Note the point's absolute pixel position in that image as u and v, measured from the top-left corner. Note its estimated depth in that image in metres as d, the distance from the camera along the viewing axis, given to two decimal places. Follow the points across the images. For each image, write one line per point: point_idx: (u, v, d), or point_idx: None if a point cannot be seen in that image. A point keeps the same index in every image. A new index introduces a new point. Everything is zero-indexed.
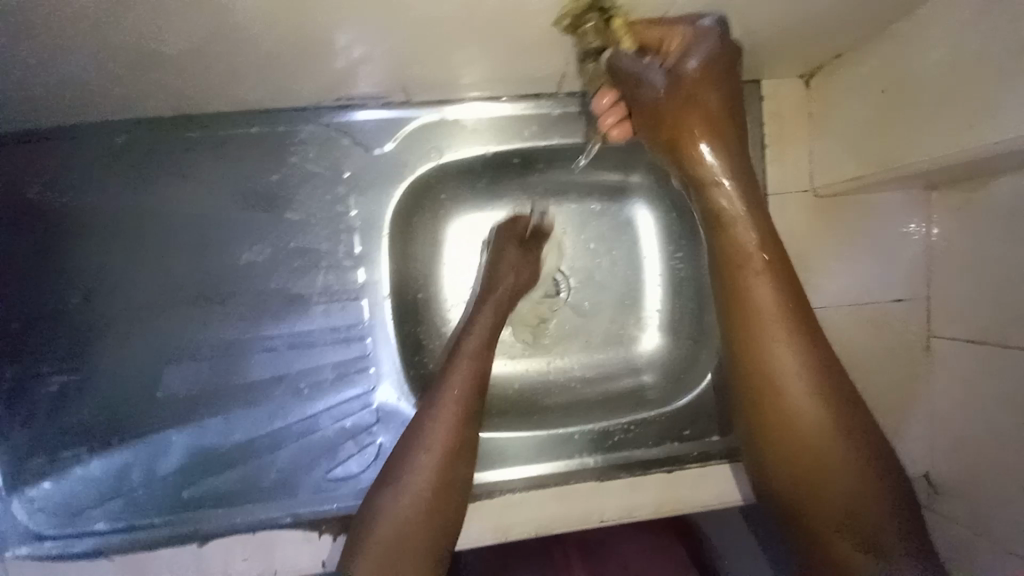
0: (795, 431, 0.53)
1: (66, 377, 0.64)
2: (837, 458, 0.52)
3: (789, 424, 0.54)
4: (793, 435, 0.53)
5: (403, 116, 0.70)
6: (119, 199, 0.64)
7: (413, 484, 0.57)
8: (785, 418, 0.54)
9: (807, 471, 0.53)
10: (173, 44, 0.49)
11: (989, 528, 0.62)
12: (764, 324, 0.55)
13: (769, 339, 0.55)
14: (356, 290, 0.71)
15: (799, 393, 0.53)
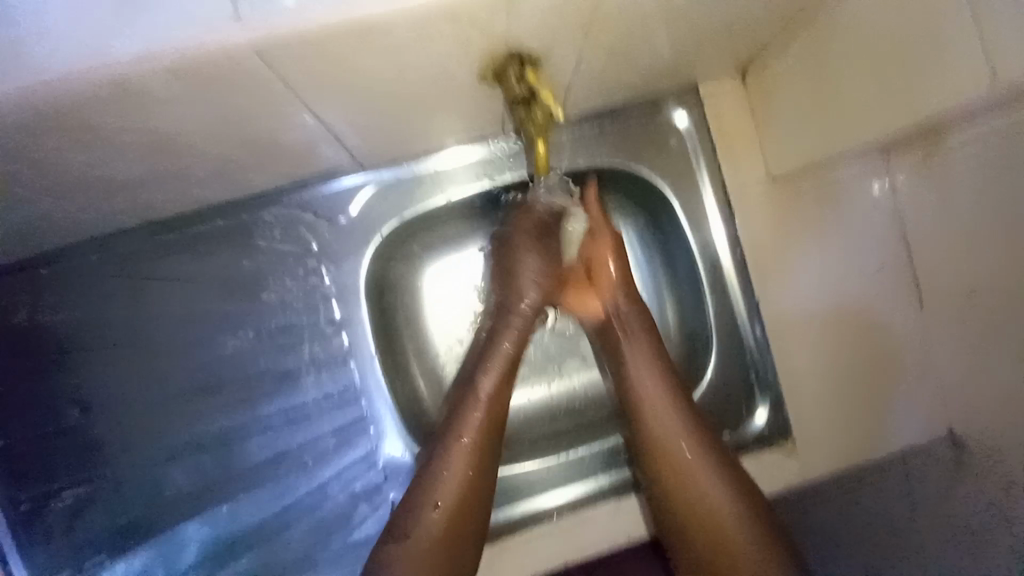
0: (674, 486, 0.68)
1: (78, 491, 0.69)
2: (710, 494, 0.67)
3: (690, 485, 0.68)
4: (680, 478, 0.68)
5: (359, 181, 0.71)
6: (104, 318, 0.69)
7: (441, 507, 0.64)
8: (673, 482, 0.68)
9: (689, 507, 0.67)
10: (126, 168, 0.52)
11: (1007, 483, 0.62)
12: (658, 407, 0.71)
13: (666, 419, 0.70)
14: (343, 355, 0.72)
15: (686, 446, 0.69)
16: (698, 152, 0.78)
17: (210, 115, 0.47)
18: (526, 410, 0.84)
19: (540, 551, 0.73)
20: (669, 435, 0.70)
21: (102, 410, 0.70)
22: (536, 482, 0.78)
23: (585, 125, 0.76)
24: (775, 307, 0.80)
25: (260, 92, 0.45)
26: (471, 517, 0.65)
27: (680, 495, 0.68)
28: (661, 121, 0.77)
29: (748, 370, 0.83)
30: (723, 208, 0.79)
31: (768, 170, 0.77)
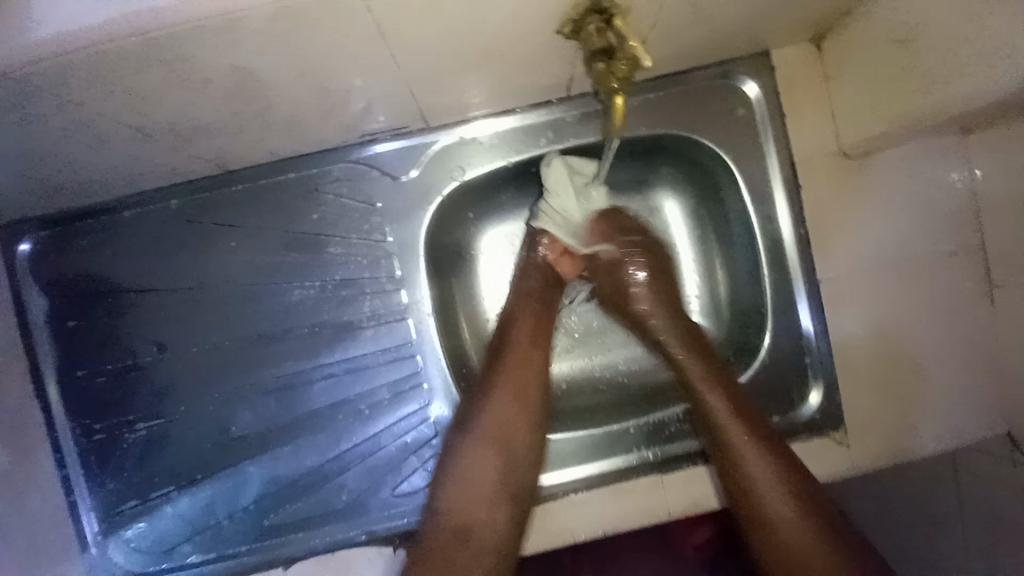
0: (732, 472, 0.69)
1: (149, 425, 0.74)
2: (765, 483, 0.67)
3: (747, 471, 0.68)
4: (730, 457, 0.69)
5: (424, 140, 0.73)
6: (179, 261, 0.73)
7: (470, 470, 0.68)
8: (731, 468, 0.69)
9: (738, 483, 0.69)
10: (215, 109, 0.54)
11: None
12: (711, 400, 0.71)
13: (729, 415, 0.70)
14: (401, 311, 0.74)
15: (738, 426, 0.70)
16: (767, 121, 0.75)
17: (302, 55, 0.48)
18: (569, 378, 0.86)
19: (584, 512, 0.75)
20: (726, 425, 0.70)
21: (175, 349, 0.74)
22: (574, 451, 0.77)
23: (650, 92, 0.75)
24: (838, 285, 0.76)
25: (349, 36, 0.47)
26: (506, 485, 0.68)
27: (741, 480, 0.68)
28: (731, 89, 0.75)
29: (800, 351, 0.78)
30: (789, 181, 0.76)
31: (839, 144, 0.74)
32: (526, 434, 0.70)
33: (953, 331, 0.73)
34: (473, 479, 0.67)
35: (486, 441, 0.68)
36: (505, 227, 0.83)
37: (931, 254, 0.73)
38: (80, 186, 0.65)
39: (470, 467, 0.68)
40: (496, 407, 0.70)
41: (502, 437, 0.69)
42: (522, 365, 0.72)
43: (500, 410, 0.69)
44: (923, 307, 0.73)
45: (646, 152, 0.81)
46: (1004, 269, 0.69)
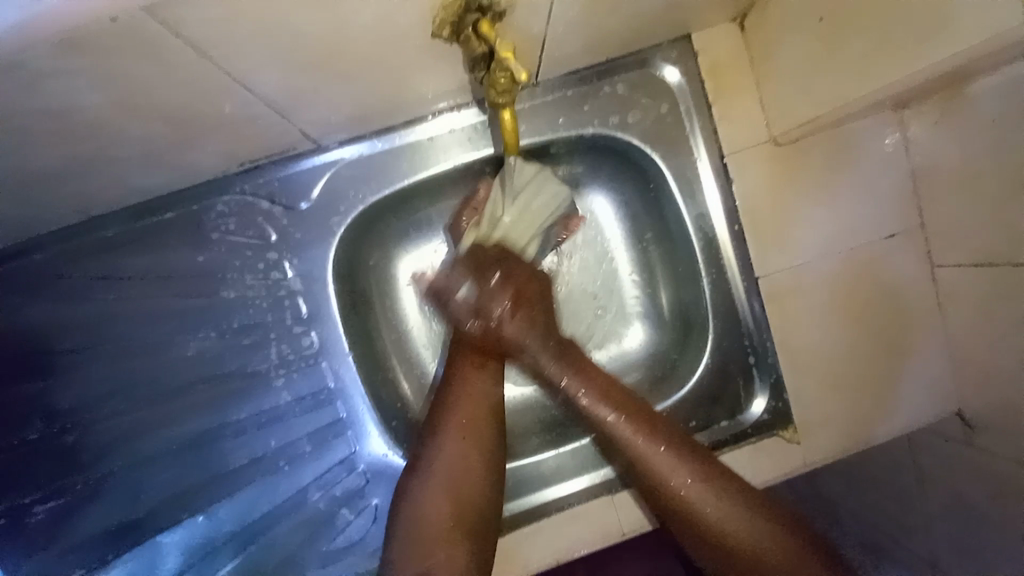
0: (715, 544, 0.60)
1: (51, 504, 0.66)
2: (749, 534, 0.59)
3: (722, 536, 0.60)
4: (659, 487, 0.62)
5: (318, 162, 0.65)
6: (59, 322, 0.64)
7: (438, 470, 0.62)
8: (714, 551, 0.60)
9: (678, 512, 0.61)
10: (47, 155, 0.47)
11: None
12: (671, 479, 0.62)
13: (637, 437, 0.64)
14: (314, 353, 0.67)
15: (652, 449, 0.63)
16: (693, 113, 0.70)
17: (125, 85, 0.41)
18: (513, 404, 0.80)
19: (535, 546, 0.69)
20: (646, 455, 0.63)
21: (66, 421, 0.65)
22: (529, 476, 0.72)
23: (561, 88, 0.69)
24: (780, 280, 0.71)
25: (170, 54, 0.39)
26: (474, 490, 0.62)
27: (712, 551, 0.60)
28: (653, 78, 0.70)
29: (745, 351, 0.74)
30: (721, 174, 0.71)
31: (770, 132, 0.69)
32: (485, 459, 0.64)
33: (900, 317, 0.70)
34: (433, 519, 0.60)
35: (443, 477, 0.61)
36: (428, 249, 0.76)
37: (871, 241, 0.69)
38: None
39: (429, 504, 0.60)
40: (450, 439, 0.63)
41: (461, 466, 0.62)
42: (472, 391, 0.66)
43: (458, 413, 0.64)
44: (867, 298, 0.70)
45: (567, 152, 0.74)
46: (942, 250, 0.66)
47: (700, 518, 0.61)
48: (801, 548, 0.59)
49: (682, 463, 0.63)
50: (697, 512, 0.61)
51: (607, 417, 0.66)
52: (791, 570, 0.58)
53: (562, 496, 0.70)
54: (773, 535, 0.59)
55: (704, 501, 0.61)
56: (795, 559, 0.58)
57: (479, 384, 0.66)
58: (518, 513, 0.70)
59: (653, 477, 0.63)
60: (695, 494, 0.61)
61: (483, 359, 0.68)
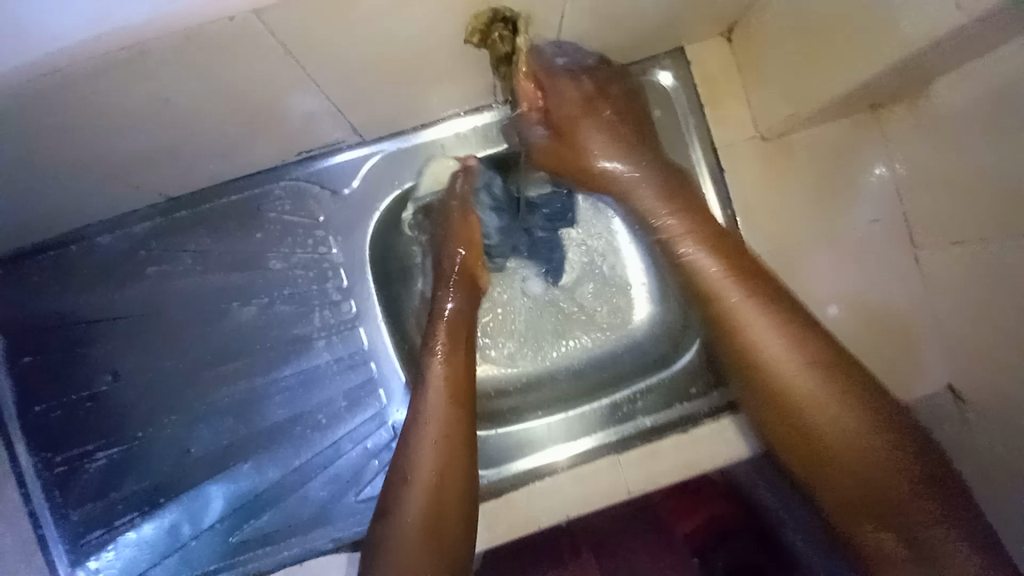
0: (812, 435, 0.57)
1: (111, 452, 0.74)
2: (850, 441, 0.55)
3: (827, 444, 0.56)
4: (777, 391, 0.60)
5: (363, 153, 0.75)
6: (131, 291, 0.74)
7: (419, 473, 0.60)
8: (814, 442, 0.57)
9: (788, 424, 0.59)
10: (142, 138, 0.57)
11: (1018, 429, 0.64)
12: (789, 365, 0.59)
13: (758, 338, 0.61)
14: (352, 320, 0.75)
15: (780, 362, 0.60)
16: (688, 113, 0.80)
17: (221, 80, 0.51)
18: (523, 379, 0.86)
19: (546, 504, 0.73)
20: (768, 350, 0.61)
21: (131, 378, 0.74)
22: (535, 436, 0.80)
23: None
24: (770, 258, 0.81)
25: (258, 56, 0.49)
26: (450, 501, 0.60)
27: (811, 441, 0.57)
28: (652, 84, 0.79)
29: None
30: (715, 167, 0.81)
31: (757, 128, 0.79)
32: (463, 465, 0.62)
33: (883, 297, 0.76)
34: (407, 532, 0.57)
35: (422, 484, 0.59)
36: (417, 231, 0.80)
37: (857, 227, 0.77)
38: (8, 231, 0.66)
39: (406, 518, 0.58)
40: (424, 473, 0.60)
41: (438, 474, 0.60)
42: (443, 424, 0.63)
43: (434, 419, 0.63)
44: (852, 277, 0.77)
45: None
46: None
47: (811, 417, 0.57)
48: (905, 463, 0.53)
49: (787, 348, 0.60)
50: (810, 400, 0.58)
51: (721, 297, 0.65)
52: (895, 480, 0.52)
53: (564, 455, 0.78)
54: (887, 449, 0.54)
55: (837, 422, 0.56)
56: (901, 480, 0.52)
57: (450, 389, 0.65)
58: (527, 469, 0.78)
59: (771, 386, 0.60)
60: (802, 386, 0.59)
61: (452, 368, 0.67)
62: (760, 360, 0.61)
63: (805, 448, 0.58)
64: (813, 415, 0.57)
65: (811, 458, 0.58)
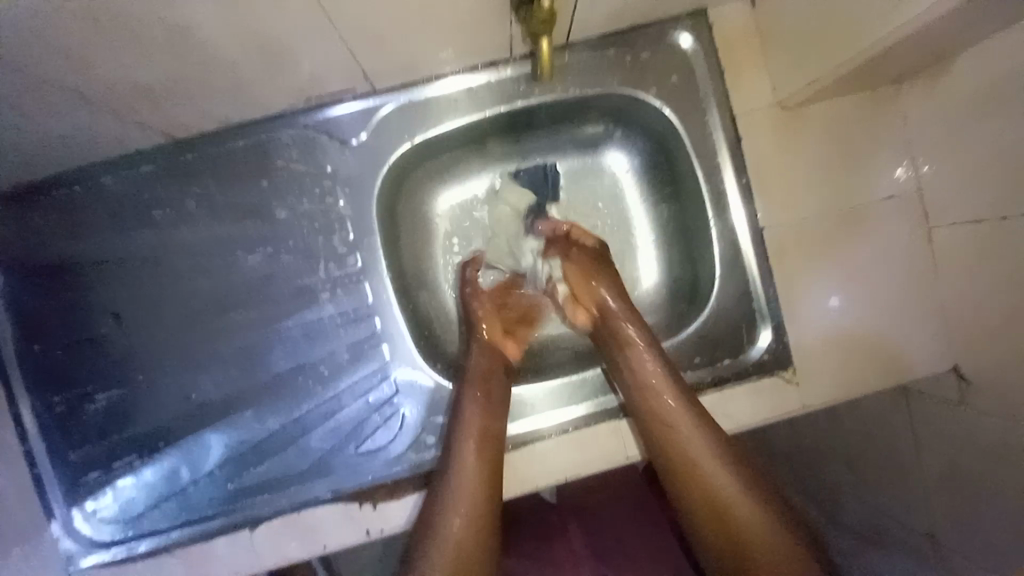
0: (738, 555, 0.64)
1: (109, 395, 0.74)
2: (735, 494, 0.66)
3: (720, 499, 0.66)
4: (715, 511, 0.66)
5: (373, 104, 0.73)
6: (133, 234, 0.73)
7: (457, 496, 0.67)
8: (736, 549, 0.65)
9: (709, 515, 0.67)
10: (152, 73, 0.55)
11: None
12: (688, 438, 0.68)
13: (694, 456, 0.68)
14: (357, 274, 0.74)
15: (718, 483, 0.67)
16: (707, 78, 0.76)
17: (235, 13, 0.50)
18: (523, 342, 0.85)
19: (544, 466, 0.74)
20: (707, 473, 0.67)
21: (133, 321, 0.74)
22: (535, 400, 0.76)
23: (595, 48, 0.75)
24: (784, 232, 0.77)
25: None
26: (485, 516, 0.67)
27: (718, 513, 0.66)
28: (672, 46, 0.76)
29: (748, 300, 0.78)
30: (730, 133, 0.77)
31: (778, 97, 0.76)
32: (491, 484, 0.68)
33: (893, 274, 0.76)
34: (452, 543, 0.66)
35: (461, 502, 0.67)
36: (448, 199, 0.86)
37: (873, 201, 0.76)
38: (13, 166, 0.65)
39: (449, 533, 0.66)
40: (460, 504, 0.67)
41: (475, 496, 0.67)
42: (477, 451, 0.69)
43: (470, 445, 0.68)
44: (865, 254, 0.76)
45: (569, 114, 0.81)
46: (938, 212, 0.73)
47: (707, 488, 0.67)
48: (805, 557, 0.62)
49: (701, 440, 0.68)
50: (732, 499, 0.66)
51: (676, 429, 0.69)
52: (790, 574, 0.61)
53: (561, 419, 0.75)
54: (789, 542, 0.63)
55: (730, 486, 0.66)
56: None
57: (481, 422, 0.70)
58: (523, 431, 0.75)
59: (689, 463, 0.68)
60: (722, 476, 0.67)
61: (485, 399, 0.71)
62: (700, 486, 0.68)
63: (713, 518, 0.66)
64: (733, 519, 0.65)
65: (717, 526, 0.66)
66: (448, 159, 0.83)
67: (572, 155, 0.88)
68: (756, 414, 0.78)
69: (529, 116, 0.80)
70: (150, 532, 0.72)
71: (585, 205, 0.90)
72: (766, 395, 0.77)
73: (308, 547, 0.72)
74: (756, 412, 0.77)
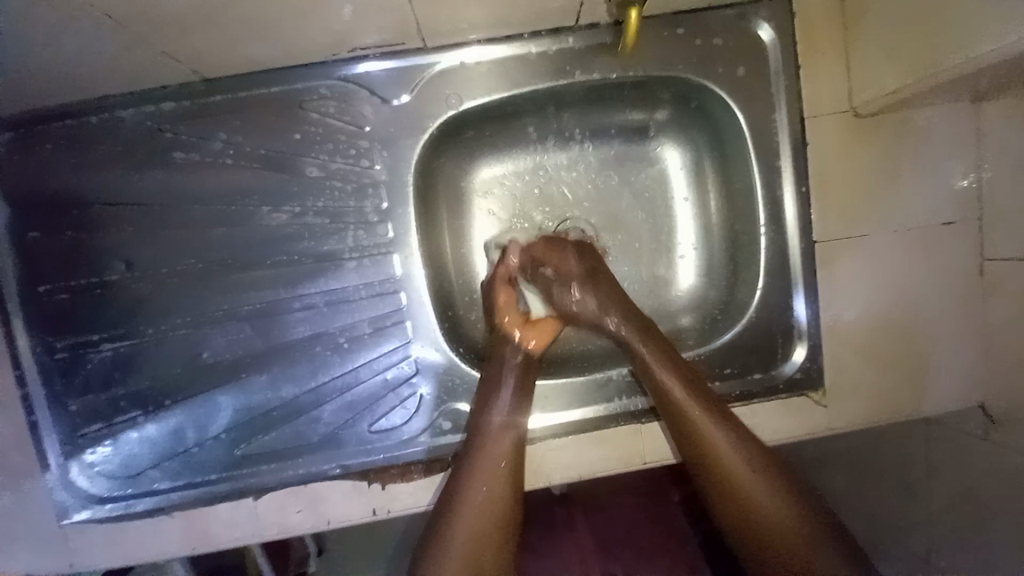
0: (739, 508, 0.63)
1: (116, 345, 0.70)
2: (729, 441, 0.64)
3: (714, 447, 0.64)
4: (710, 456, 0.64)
5: (418, 61, 0.67)
6: (151, 177, 0.68)
7: (458, 533, 0.63)
8: (737, 505, 0.63)
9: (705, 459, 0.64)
10: (188, 0, 0.49)
11: None
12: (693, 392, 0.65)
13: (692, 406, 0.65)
14: (386, 245, 0.70)
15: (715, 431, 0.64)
16: (779, 72, 0.71)
17: None
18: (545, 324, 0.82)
19: (560, 461, 0.73)
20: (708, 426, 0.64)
21: (145, 270, 0.69)
22: (555, 395, 0.73)
23: (665, 25, 0.69)
24: (834, 247, 0.73)
25: None
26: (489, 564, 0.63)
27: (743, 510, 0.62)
28: (748, 33, 0.70)
29: (789, 313, 0.75)
30: (797, 136, 0.72)
31: (851, 102, 0.70)
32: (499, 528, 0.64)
33: (938, 302, 0.73)
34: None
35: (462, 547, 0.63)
36: (486, 173, 0.81)
37: (931, 226, 0.72)
38: (22, 89, 0.59)
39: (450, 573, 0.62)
40: (460, 545, 0.63)
41: (477, 534, 0.63)
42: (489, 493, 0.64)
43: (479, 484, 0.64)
44: (914, 280, 0.73)
45: (624, 96, 0.76)
46: (997, 244, 0.70)
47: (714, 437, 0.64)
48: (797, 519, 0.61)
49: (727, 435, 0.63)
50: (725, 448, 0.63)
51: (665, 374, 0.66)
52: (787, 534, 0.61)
53: (579, 417, 0.73)
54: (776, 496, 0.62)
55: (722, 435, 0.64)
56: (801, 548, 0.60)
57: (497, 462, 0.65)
58: (540, 428, 0.72)
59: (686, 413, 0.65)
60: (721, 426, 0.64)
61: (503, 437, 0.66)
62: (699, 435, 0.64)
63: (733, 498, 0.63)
64: (763, 524, 0.61)
65: (738, 509, 0.63)
66: (490, 131, 0.77)
67: (615, 140, 0.83)
68: (779, 430, 0.76)
69: (584, 94, 0.74)
70: (150, 491, 0.70)
71: (625, 194, 0.85)
72: (793, 412, 0.76)
73: (311, 519, 0.71)
74: (780, 429, 0.76)
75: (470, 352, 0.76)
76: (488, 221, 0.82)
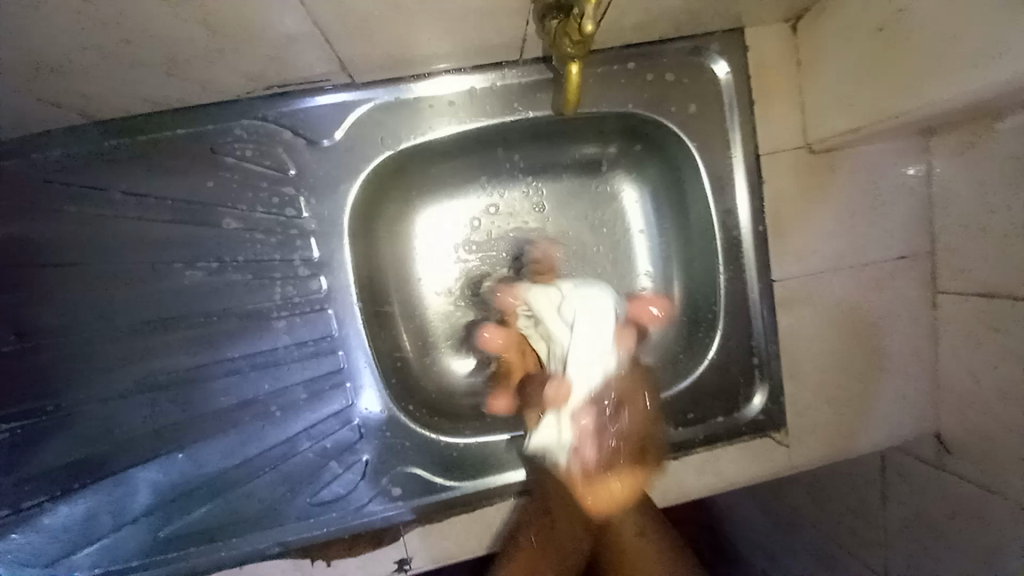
0: None
1: (12, 425, 0.61)
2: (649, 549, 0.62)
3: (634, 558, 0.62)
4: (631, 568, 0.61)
5: (348, 99, 0.61)
6: (44, 232, 0.59)
7: None
8: None
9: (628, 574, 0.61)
10: (59, 41, 0.41)
11: (1002, 487, 0.65)
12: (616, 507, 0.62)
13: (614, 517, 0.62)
14: (321, 299, 0.64)
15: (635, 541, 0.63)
16: (734, 106, 0.68)
17: None
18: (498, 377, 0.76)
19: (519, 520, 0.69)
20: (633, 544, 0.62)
21: (41, 338, 0.61)
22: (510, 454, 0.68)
23: (615, 58, 0.65)
24: (791, 286, 0.71)
25: None
26: None
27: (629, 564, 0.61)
28: (701, 66, 0.67)
29: (750, 354, 0.73)
30: (754, 172, 0.69)
31: (806, 138, 0.69)
32: None
33: (895, 337, 0.73)
34: None
35: None
36: (430, 212, 0.75)
37: (885, 261, 0.71)
38: None
39: None
40: None
41: None
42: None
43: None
44: (869, 316, 0.72)
45: (577, 130, 0.72)
46: (948, 277, 0.70)
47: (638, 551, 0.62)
48: None
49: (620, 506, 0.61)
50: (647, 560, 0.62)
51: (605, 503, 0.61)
52: None
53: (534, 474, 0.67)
54: None
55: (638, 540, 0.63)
56: None
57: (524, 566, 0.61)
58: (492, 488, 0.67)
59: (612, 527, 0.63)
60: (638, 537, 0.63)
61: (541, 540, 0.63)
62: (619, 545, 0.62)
63: None
64: (642, 574, 0.61)
65: None
66: (434, 168, 0.72)
67: (569, 173, 0.78)
68: (743, 472, 0.74)
69: (533, 129, 0.69)
70: None
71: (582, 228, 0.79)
72: (757, 453, 0.74)
73: None
74: (743, 470, 0.74)
75: (422, 408, 0.70)
76: (435, 262, 0.76)
